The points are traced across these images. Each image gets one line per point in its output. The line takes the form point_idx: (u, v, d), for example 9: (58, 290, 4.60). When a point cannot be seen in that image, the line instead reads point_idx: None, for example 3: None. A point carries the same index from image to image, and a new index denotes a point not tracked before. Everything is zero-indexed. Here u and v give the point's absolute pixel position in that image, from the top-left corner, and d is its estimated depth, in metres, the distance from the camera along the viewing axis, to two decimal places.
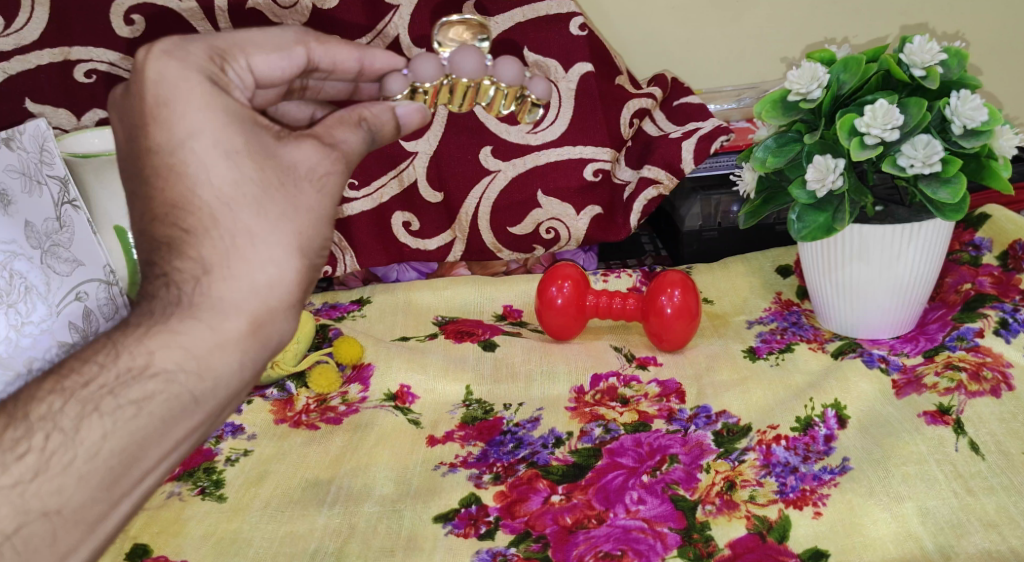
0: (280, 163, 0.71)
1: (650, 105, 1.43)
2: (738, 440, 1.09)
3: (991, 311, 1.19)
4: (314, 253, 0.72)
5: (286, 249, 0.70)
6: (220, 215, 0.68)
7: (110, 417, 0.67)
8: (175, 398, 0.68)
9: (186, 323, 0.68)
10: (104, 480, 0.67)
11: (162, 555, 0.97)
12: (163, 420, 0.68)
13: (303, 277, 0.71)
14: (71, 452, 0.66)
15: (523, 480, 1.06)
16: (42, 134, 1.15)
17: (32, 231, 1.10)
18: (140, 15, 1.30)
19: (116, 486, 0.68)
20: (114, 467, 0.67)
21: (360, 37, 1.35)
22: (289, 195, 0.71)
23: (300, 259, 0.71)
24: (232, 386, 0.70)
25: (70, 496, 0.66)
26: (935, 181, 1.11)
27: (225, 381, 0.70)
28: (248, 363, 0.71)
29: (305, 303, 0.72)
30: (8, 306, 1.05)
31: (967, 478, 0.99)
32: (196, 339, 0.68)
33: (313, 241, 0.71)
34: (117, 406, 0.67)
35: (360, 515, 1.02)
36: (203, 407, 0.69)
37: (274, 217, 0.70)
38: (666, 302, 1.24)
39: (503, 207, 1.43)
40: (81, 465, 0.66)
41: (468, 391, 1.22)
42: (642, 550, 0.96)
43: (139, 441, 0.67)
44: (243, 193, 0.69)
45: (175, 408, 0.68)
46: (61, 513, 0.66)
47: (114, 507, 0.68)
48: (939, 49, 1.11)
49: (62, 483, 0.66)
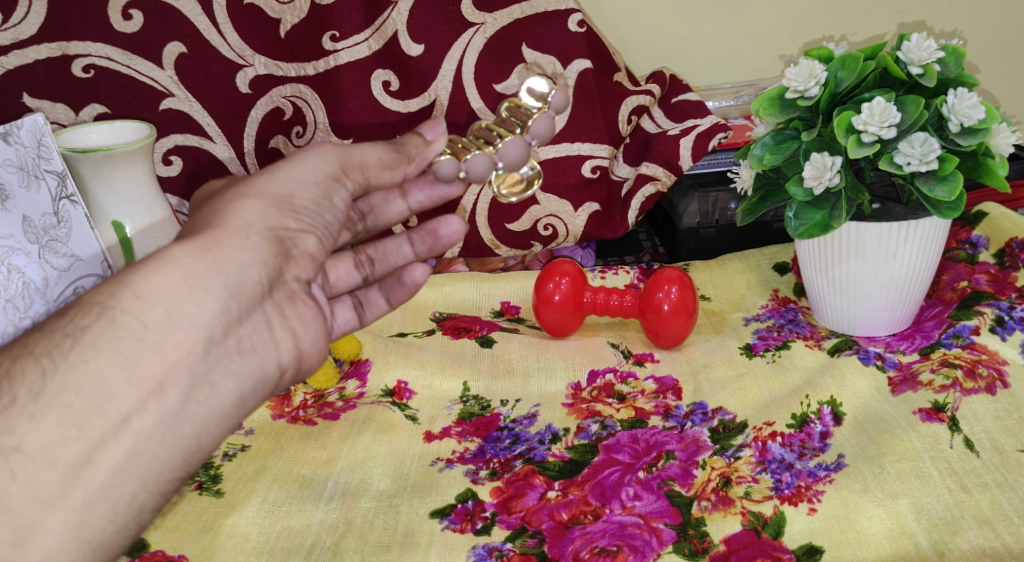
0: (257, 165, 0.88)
1: (649, 101, 1.43)
2: (734, 437, 1.10)
3: (987, 309, 1.20)
4: (276, 197, 0.85)
5: (244, 197, 0.84)
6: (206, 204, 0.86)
7: (75, 360, 0.75)
8: (115, 325, 0.76)
9: (134, 269, 0.79)
10: (79, 415, 0.75)
11: (159, 550, 0.97)
12: (124, 354, 0.76)
13: (257, 218, 0.83)
14: (40, 395, 0.74)
15: (519, 476, 1.07)
16: (41, 128, 1.13)
17: (30, 226, 1.13)
18: (139, 11, 1.31)
19: (88, 424, 0.75)
20: (76, 405, 0.75)
21: (359, 34, 1.36)
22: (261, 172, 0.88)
23: (253, 203, 0.84)
24: (192, 321, 0.78)
25: (43, 434, 0.74)
26: (932, 179, 1.11)
27: (170, 307, 0.78)
28: (203, 301, 0.79)
29: (269, 240, 0.83)
30: (7, 301, 1.09)
31: (962, 475, 1.00)
32: (141, 275, 0.78)
33: (272, 185, 0.85)
34: (81, 349, 0.75)
35: (357, 510, 1.02)
36: (166, 336, 0.77)
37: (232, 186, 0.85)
38: (663, 299, 1.25)
39: (503, 203, 1.43)
40: (55, 405, 0.74)
41: (466, 387, 1.22)
42: (638, 546, 0.96)
43: (95, 375, 0.75)
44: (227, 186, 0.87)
45: (132, 344, 0.76)
46: (37, 450, 0.74)
47: (100, 443, 0.75)
48: (936, 47, 1.11)
49: (12, 422, 0.74)
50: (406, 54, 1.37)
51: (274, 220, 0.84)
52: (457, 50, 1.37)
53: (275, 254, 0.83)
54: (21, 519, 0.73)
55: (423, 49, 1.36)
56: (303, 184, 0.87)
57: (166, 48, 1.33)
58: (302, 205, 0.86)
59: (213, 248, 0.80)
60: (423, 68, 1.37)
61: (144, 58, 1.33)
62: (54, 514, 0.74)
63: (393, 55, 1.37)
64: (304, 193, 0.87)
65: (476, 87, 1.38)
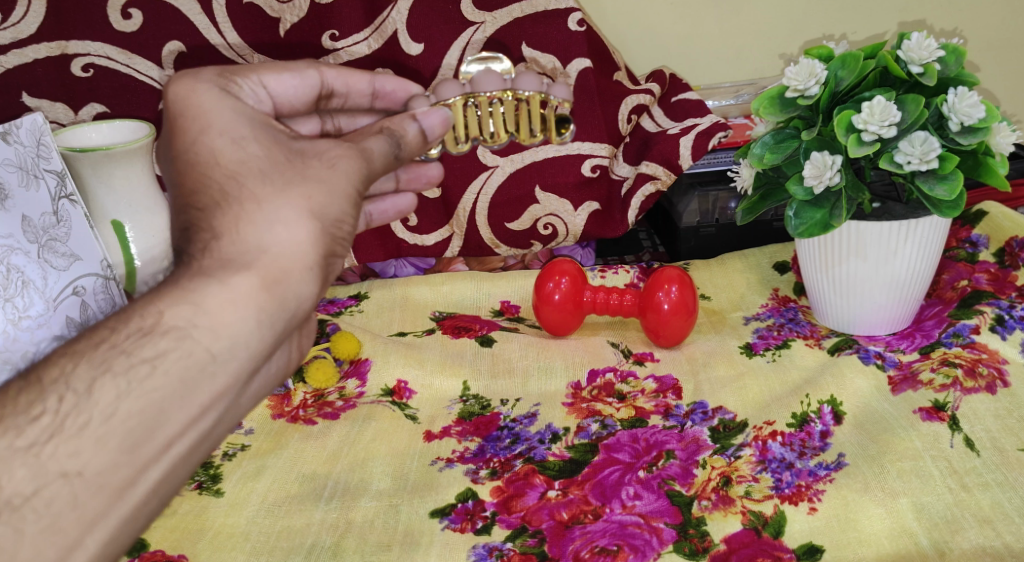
0: (293, 149, 0.75)
1: (649, 101, 1.43)
2: (734, 436, 1.10)
3: (987, 308, 1.19)
4: (330, 219, 0.75)
5: (298, 211, 0.73)
6: (230, 190, 0.72)
7: (123, 377, 0.67)
8: (190, 354, 0.69)
9: (188, 272, 0.71)
10: (125, 442, 0.67)
11: (159, 550, 0.97)
12: (179, 380, 0.68)
13: (317, 239, 0.74)
14: (87, 414, 0.67)
15: (520, 476, 1.06)
16: (39, 127, 1.14)
17: (29, 225, 1.12)
18: (138, 10, 1.31)
19: (139, 450, 0.68)
20: (134, 429, 0.67)
21: (359, 33, 1.35)
22: (299, 169, 0.75)
23: (312, 221, 0.73)
24: (251, 346, 0.71)
25: (91, 459, 0.66)
26: (932, 178, 1.11)
27: (245, 340, 0.71)
28: (264, 323, 0.72)
29: (322, 267, 0.75)
30: (6, 300, 1.08)
31: (962, 474, 0.99)
32: (215, 300, 0.70)
33: (326, 206, 0.74)
34: (131, 365, 0.68)
35: (357, 510, 1.02)
36: (224, 365, 0.70)
37: (281, 184, 0.73)
38: (663, 298, 1.24)
39: (502, 203, 1.43)
40: (98, 427, 0.67)
41: (466, 386, 1.22)
42: (638, 545, 0.96)
43: (158, 402, 0.68)
44: (249, 168, 0.73)
45: (191, 368, 0.69)
46: (83, 475, 0.66)
47: (140, 472, 0.68)
48: (936, 46, 1.11)
49: (80, 444, 0.66)
50: (406, 53, 1.36)
51: (325, 249, 0.75)
52: (457, 49, 1.37)
53: (322, 284, 0.76)
54: (65, 540, 0.66)
55: (422, 49, 1.36)
56: (342, 204, 0.75)
57: (166, 48, 1.33)
58: (348, 233, 0.76)
59: (280, 284, 0.72)
60: (422, 67, 1.37)
61: (144, 57, 1.33)
62: (94, 534, 0.67)
63: (393, 55, 1.37)
64: (348, 218, 0.76)
65: None
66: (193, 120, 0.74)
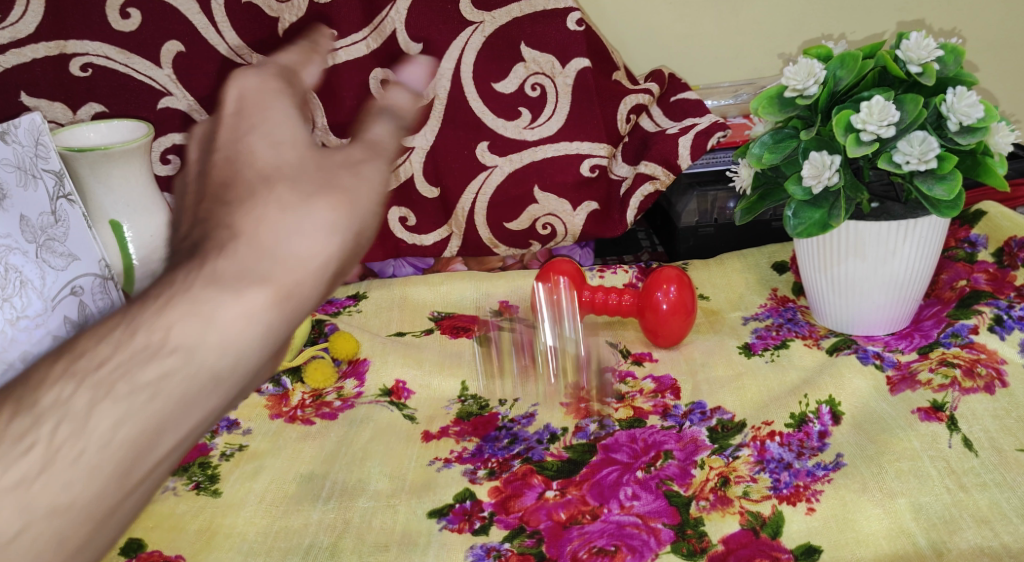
0: (331, 158, 0.66)
1: (648, 101, 1.42)
2: (732, 436, 1.09)
3: (986, 308, 1.19)
4: (356, 232, 0.64)
5: (323, 223, 0.63)
6: (257, 194, 0.64)
7: (124, 401, 0.62)
8: (193, 377, 0.62)
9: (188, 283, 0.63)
10: (117, 469, 0.61)
11: (156, 550, 0.97)
12: (180, 403, 0.62)
13: (340, 253, 0.64)
14: (82, 441, 0.61)
15: (518, 476, 1.06)
16: (38, 127, 1.14)
17: (27, 225, 1.11)
18: (136, 10, 1.31)
19: (130, 476, 0.62)
20: (125, 457, 0.62)
21: (358, 33, 1.35)
22: (327, 178, 0.65)
23: (334, 235, 0.64)
24: (256, 362, 0.64)
25: (81, 491, 0.61)
26: (931, 178, 1.11)
27: (247, 361, 0.63)
28: (271, 337, 0.63)
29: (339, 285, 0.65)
30: (4, 300, 1.06)
31: (960, 474, 0.99)
32: None
33: (354, 218, 0.64)
34: (132, 389, 0.62)
35: (355, 510, 1.02)
36: (221, 388, 0.63)
37: (307, 193, 0.64)
38: (661, 298, 1.24)
39: (500, 203, 1.43)
40: (92, 456, 0.61)
41: (464, 386, 1.22)
42: (636, 546, 0.96)
43: (158, 423, 0.62)
44: (281, 172, 0.65)
45: (193, 389, 0.62)
46: (72, 507, 0.61)
47: (127, 500, 0.62)
48: (935, 46, 1.11)
49: None
50: (404, 52, 1.36)
51: (342, 262, 0.64)
52: (456, 48, 1.36)
53: None
54: None
55: (422, 48, 1.36)
56: (370, 215, 0.65)
57: (165, 47, 1.33)
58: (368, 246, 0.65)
59: (292, 301, 0.63)
60: None
61: (142, 57, 1.33)
62: None
63: (392, 54, 1.37)
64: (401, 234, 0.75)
65: (474, 86, 1.38)
66: (237, 132, 0.68)
